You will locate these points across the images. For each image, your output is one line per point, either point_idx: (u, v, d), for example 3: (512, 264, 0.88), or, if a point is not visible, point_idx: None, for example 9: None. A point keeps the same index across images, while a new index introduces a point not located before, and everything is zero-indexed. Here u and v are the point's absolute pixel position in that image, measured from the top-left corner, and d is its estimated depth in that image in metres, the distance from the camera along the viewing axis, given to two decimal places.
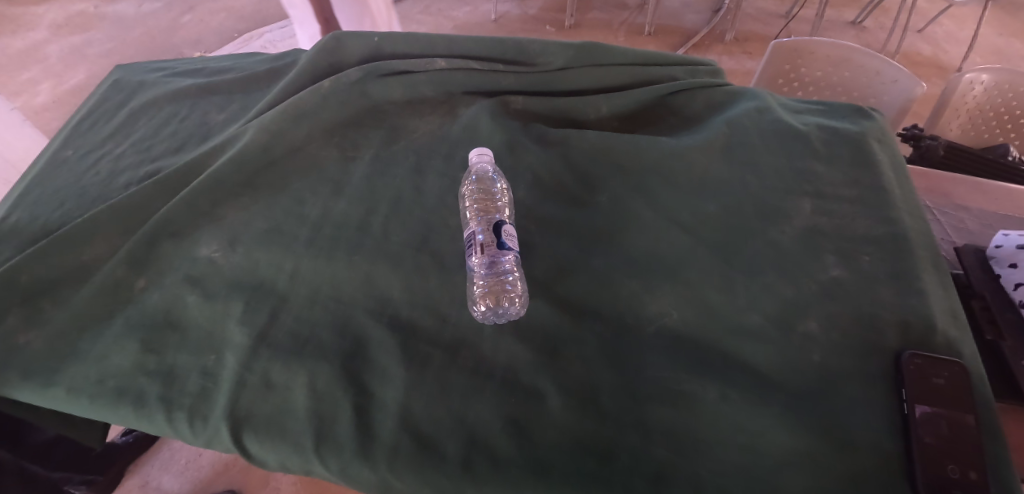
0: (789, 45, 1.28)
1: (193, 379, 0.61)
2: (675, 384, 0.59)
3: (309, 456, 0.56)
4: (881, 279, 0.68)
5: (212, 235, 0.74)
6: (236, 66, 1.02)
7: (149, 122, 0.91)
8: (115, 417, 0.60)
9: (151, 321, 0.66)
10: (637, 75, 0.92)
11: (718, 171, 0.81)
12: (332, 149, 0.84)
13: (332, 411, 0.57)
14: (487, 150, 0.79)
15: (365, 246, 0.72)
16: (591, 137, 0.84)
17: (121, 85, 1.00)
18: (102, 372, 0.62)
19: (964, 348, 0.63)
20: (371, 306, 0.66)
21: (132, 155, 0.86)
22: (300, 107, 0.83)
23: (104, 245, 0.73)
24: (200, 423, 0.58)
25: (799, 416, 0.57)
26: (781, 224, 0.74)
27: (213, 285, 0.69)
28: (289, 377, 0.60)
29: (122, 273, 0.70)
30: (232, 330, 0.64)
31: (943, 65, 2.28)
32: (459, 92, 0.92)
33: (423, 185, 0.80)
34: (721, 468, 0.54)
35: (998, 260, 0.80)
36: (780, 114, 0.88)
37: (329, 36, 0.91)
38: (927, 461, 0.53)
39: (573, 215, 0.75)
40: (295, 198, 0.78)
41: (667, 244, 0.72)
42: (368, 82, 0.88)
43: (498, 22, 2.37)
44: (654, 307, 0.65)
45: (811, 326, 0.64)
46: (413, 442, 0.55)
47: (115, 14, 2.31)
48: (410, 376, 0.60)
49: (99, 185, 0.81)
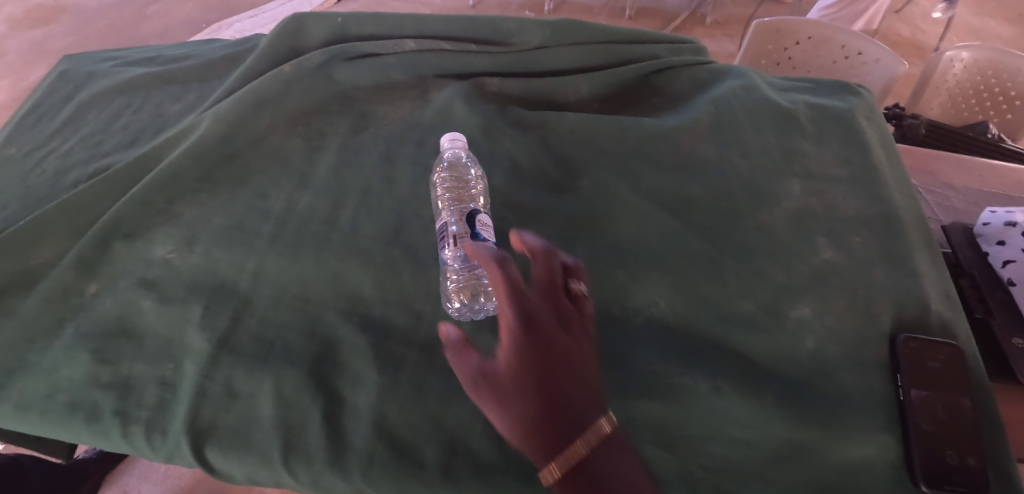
0: (771, 24, 1.25)
1: (151, 390, 0.56)
2: (666, 377, 0.56)
3: (278, 469, 0.52)
4: (873, 261, 0.66)
5: (168, 234, 0.69)
6: (193, 53, 0.96)
7: (99, 115, 0.85)
8: (67, 434, 0.55)
9: (103, 329, 0.61)
10: (619, 55, 0.88)
11: (705, 152, 0.78)
12: (297, 139, 0.79)
13: (301, 419, 0.53)
14: (459, 135, 0.74)
15: (333, 241, 0.67)
16: (572, 120, 0.80)
17: (68, 77, 0.93)
18: (51, 386, 0.57)
19: (958, 329, 0.61)
20: (341, 306, 0.62)
21: (81, 151, 0.80)
22: (259, 95, 0.78)
23: (51, 248, 0.67)
24: (159, 438, 0.54)
25: (794, 405, 0.55)
26: (770, 206, 0.72)
27: (169, 289, 0.64)
28: (254, 385, 0.56)
29: (72, 279, 0.65)
30: (191, 337, 0.60)
31: (921, 45, 2.28)
32: (431, 75, 0.87)
33: (394, 174, 0.76)
34: (713, 464, 0.52)
35: (985, 237, 0.78)
36: (766, 92, 0.85)
37: (289, 18, 0.86)
38: (925, 447, 0.51)
39: (554, 202, 0.72)
40: (258, 192, 0.73)
41: (652, 231, 0.68)
42: (333, 66, 0.84)
43: (477, 8, 2.31)
44: (641, 297, 0.62)
45: (803, 311, 0.61)
46: (389, 448, 0.52)
47: (76, 6, 2.20)
48: (383, 378, 0.56)
49: (45, 185, 0.75)
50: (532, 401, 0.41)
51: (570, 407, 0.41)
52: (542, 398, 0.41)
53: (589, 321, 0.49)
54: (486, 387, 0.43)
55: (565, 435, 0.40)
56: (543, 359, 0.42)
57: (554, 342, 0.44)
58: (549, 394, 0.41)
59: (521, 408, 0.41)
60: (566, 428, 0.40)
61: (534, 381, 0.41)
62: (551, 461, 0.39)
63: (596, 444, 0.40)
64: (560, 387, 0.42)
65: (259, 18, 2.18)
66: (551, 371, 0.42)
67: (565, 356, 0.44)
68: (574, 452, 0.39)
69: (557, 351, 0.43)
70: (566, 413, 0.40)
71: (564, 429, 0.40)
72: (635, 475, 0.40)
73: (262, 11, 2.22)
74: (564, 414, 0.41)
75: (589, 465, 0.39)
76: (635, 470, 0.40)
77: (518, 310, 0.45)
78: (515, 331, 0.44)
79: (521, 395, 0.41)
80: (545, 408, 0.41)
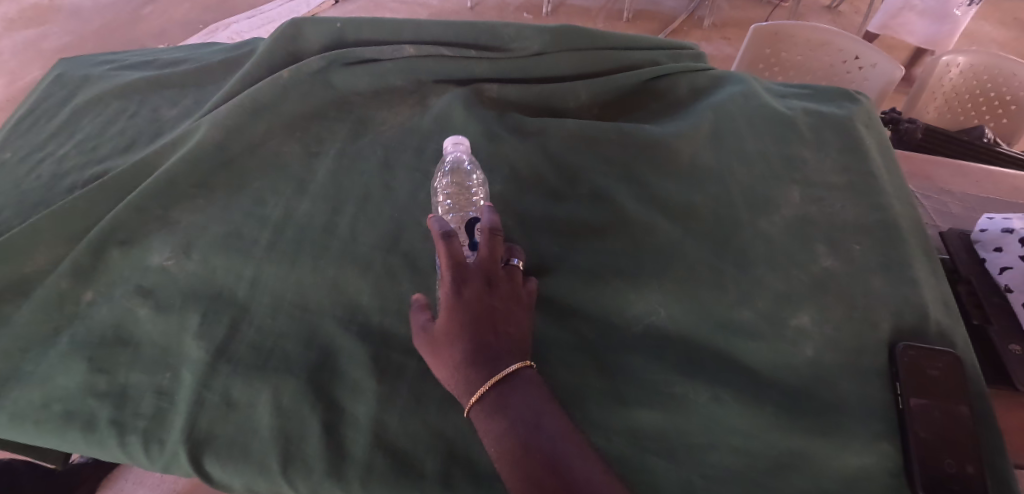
0: (769, 28, 1.25)
1: (147, 400, 0.56)
2: (666, 387, 0.56)
3: (276, 479, 0.51)
4: (871, 269, 0.66)
5: (165, 241, 0.68)
6: (189, 58, 0.95)
7: (95, 120, 0.84)
8: (63, 443, 0.55)
9: (99, 337, 0.61)
10: (619, 61, 0.88)
11: (705, 158, 0.78)
12: (295, 145, 0.79)
13: (300, 428, 0.53)
14: (463, 139, 0.74)
15: (332, 248, 0.67)
16: (571, 127, 0.80)
17: (64, 81, 0.93)
18: (47, 395, 0.57)
19: (956, 337, 0.61)
20: (340, 314, 0.62)
21: (77, 156, 0.79)
22: (257, 100, 0.78)
23: (46, 255, 0.66)
24: (156, 448, 0.53)
25: (794, 415, 0.54)
26: (769, 214, 0.72)
27: (166, 296, 0.63)
28: (252, 394, 0.55)
29: (68, 286, 0.64)
30: (187, 346, 0.59)
31: (916, 49, 2.29)
32: (430, 81, 0.87)
33: (393, 181, 0.75)
34: (712, 474, 0.52)
35: (983, 244, 0.78)
36: (765, 99, 0.85)
37: (288, 22, 0.86)
38: (923, 456, 0.51)
39: (554, 210, 0.71)
40: (256, 199, 0.73)
41: (652, 238, 0.68)
42: (331, 72, 0.83)
43: (475, 10, 2.32)
44: (641, 305, 0.62)
45: (802, 319, 0.62)
46: (389, 457, 0.52)
47: (72, 7, 2.19)
48: (382, 387, 0.56)
49: (40, 190, 0.75)
50: (458, 348, 0.49)
51: (491, 352, 0.49)
52: (467, 346, 0.49)
53: (526, 288, 0.56)
54: (427, 340, 0.52)
55: (482, 374, 0.48)
56: (470, 315, 0.50)
57: (481, 302, 0.51)
58: (472, 343, 0.49)
59: (449, 353, 0.49)
60: (484, 368, 0.48)
61: (460, 332, 0.49)
62: (471, 394, 0.47)
63: (509, 380, 0.48)
64: (482, 337, 0.49)
65: (256, 19, 2.17)
66: (476, 323, 0.50)
67: (491, 313, 0.51)
68: (490, 386, 0.47)
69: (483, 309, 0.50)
70: (485, 358, 0.48)
71: (482, 368, 0.48)
72: (545, 402, 0.48)
73: (259, 12, 2.21)
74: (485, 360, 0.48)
75: (503, 395, 0.47)
76: (546, 400, 0.48)
77: (453, 276, 0.52)
78: (448, 295, 0.51)
79: (451, 344, 0.49)
80: (468, 353, 0.49)
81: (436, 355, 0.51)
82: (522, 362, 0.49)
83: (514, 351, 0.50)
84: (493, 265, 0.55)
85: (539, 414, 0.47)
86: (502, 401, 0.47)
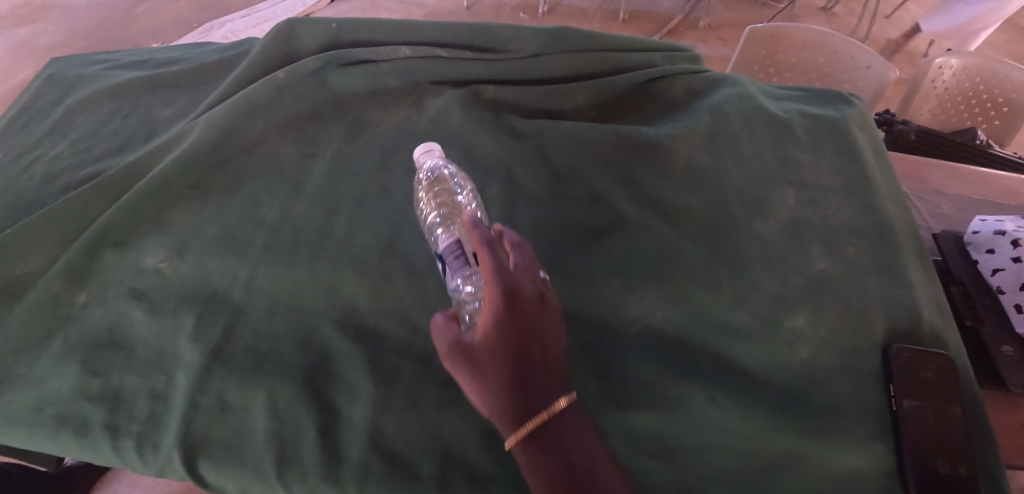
0: (765, 30, 1.26)
1: (142, 403, 0.55)
2: (662, 389, 0.56)
3: (272, 483, 0.51)
4: (866, 271, 0.66)
5: (159, 243, 0.68)
6: (184, 57, 0.95)
7: (88, 120, 0.84)
8: (56, 447, 0.55)
9: (93, 340, 0.60)
10: (615, 62, 0.88)
11: (701, 160, 0.78)
12: (291, 147, 0.79)
13: (295, 432, 0.53)
14: (435, 146, 0.72)
15: (327, 250, 0.67)
16: (567, 129, 0.80)
17: (57, 80, 0.92)
18: (39, 398, 0.56)
19: (950, 339, 0.62)
20: (335, 316, 0.61)
21: (70, 156, 0.79)
22: (252, 101, 0.77)
23: (39, 258, 0.66)
24: (150, 451, 0.53)
25: (788, 417, 0.55)
26: (765, 216, 0.72)
27: (160, 299, 0.63)
28: (247, 398, 0.55)
29: (61, 288, 0.63)
30: (182, 349, 0.59)
31: (910, 50, 2.31)
32: (427, 82, 0.87)
33: (389, 182, 0.75)
34: (709, 476, 0.52)
35: (976, 245, 0.78)
36: (760, 101, 0.86)
37: (283, 22, 0.85)
38: (916, 458, 0.52)
39: (550, 212, 0.71)
40: (251, 200, 0.72)
41: (649, 241, 0.68)
42: (327, 72, 0.83)
43: (472, 9, 2.31)
44: (637, 307, 0.62)
45: (798, 322, 0.62)
46: (385, 461, 0.51)
47: (65, 4, 2.17)
48: (378, 390, 0.55)
49: (32, 191, 0.74)
50: (505, 369, 0.44)
51: (540, 378, 0.44)
52: (515, 367, 0.44)
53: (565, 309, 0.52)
54: (462, 356, 0.47)
55: (533, 402, 0.43)
56: (518, 332, 0.45)
57: (527, 319, 0.46)
58: (518, 365, 0.44)
59: (489, 373, 0.44)
60: (528, 394, 0.43)
61: (504, 352, 0.44)
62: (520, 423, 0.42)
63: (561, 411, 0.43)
64: (531, 359, 0.45)
65: (251, 18, 2.16)
66: (524, 343, 0.45)
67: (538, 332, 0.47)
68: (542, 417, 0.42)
69: (530, 328, 0.46)
70: (529, 382, 0.44)
71: (531, 396, 0.43)
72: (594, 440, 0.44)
73: (254, 11, 2.20)
74: (529, 386, 0.44)
75: (552, 428, 0.43)
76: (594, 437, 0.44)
77: (498, 287, 0.48)
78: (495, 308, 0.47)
79: (496, 365, 0.44)
80: (515, 376, 0.44)
81: (471, 374, 0.46)
82: (567, 392, 0.44)
83: (558, 378, 0.45)
84: (536, 280, 0.51)
85: (590, 455, 0.43)
86: (546, 434, 0.42)
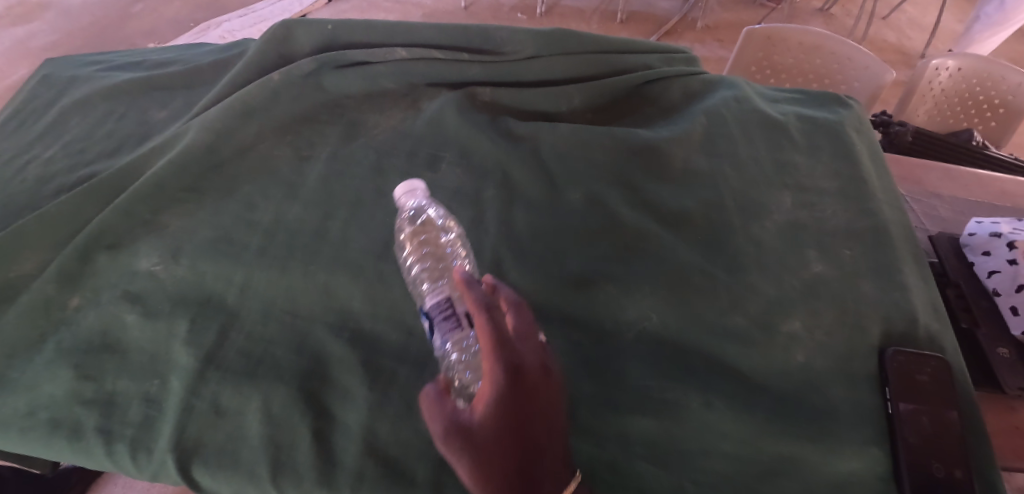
0: (762, 31, 1.26)
1: (135, 407, 0.55)
2: (658, 393, 0.56)
3: (266, 488, 0.51)
4: (862, 274, 0.66)
5: (153, 246, 0.67)
6: (178, 59, 0.94)
7: (82, 122, 0.83)
8: (48, 452, 0.54)
9: (86, 344, 0.60)
10: (612, 65, 0.88)
11: (697, 163, 0.78)
12: (286, 149, 0.78)
13: (290, 436, 0.53)
14: (420, 184, 0.67)
15: (323, 253, 0.67)
16: (564, 131, 0.80)
17: (51, 81, 0.91)
18: (32, 402, 0.56)
19: (945, 343, 0.62)
20: (330, 320, 0.61)
21: (64, 158, 0.78)
22: (247, 103, 0.77)
23: (32, 260, 0.65)
24: (144, 456, 0.52)
25: (785, 422, 0.55)
26: (761, 219, 0.72)
27: (154, 302, 0.63)
28: (241, 402, 0.55)
29: (54, 291, 0.63)
30: (176, 352, 0.58)
31: (907, 51, 2.31)
32: (423, 84, 0.86)
33: (385, 185, 0.75)
34: (705, 480, 0.52)
35: (971, 248, 0.78)
36: (757, 104, 0.86)
37: (278, 24, 0.85)
38: (911, 461, 0.52)
39: (546, 215, 0.71)
40: (246, 203, 0.72)
41: (645, 244, 0.68)
42: (322, 74, 0.83)
43: (469, 10, 2.31)
44: (633, 311, 0.62)
45: (794, 325, 0.62)
46: (380, 466, 0.51)
47: (61, 4, 2.16)
48: (373, 394, 0.55)
49: (25, 193, 0.73)
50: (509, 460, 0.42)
51: (542, 463, 0.44)
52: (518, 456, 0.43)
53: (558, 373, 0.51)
54: (462, 439, 0.43)
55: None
56: (521, 415, 0.44)
57: (535, 401, 0.45)
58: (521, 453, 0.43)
59: (497, 461, 0.42)
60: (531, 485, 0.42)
61: (509, 439, 0.43)
62: None
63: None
64: (533, 445, 0.44)
65: (248, 17, 2.15)
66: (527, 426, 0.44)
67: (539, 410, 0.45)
68: None
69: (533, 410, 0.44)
70: (537, 469, 0.43)
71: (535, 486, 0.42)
72: None
73: (251, 11, 2.19)
74: (535, 471, 0.43)
75: None
76: None
77: (505, 363, 0.45)
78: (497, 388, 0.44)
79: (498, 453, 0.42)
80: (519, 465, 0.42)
81: (473, 459, 0.43)
82: (570, 475, 0.45)
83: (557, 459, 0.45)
84: (534, 346, 0.48)
85: None
86: None
